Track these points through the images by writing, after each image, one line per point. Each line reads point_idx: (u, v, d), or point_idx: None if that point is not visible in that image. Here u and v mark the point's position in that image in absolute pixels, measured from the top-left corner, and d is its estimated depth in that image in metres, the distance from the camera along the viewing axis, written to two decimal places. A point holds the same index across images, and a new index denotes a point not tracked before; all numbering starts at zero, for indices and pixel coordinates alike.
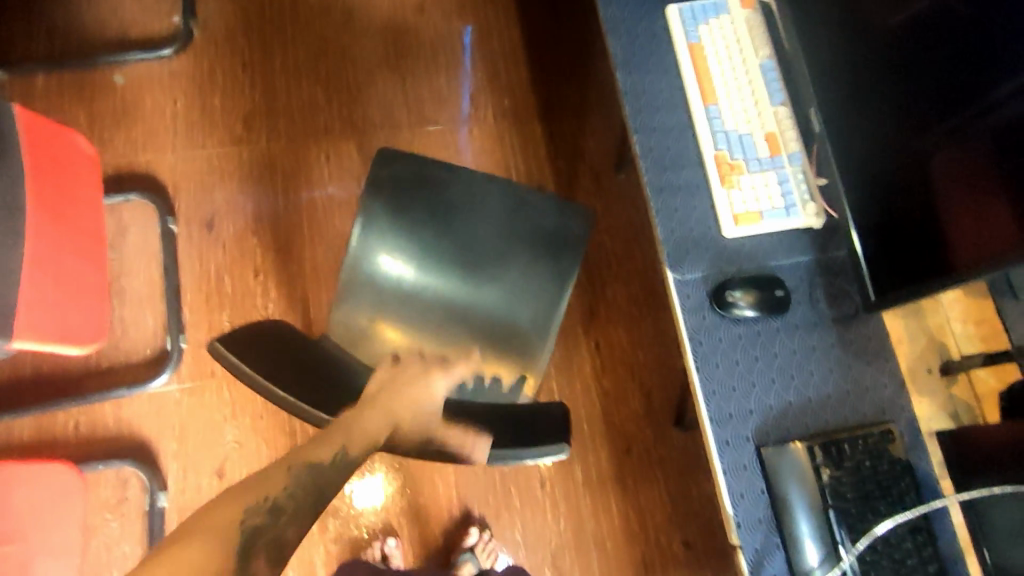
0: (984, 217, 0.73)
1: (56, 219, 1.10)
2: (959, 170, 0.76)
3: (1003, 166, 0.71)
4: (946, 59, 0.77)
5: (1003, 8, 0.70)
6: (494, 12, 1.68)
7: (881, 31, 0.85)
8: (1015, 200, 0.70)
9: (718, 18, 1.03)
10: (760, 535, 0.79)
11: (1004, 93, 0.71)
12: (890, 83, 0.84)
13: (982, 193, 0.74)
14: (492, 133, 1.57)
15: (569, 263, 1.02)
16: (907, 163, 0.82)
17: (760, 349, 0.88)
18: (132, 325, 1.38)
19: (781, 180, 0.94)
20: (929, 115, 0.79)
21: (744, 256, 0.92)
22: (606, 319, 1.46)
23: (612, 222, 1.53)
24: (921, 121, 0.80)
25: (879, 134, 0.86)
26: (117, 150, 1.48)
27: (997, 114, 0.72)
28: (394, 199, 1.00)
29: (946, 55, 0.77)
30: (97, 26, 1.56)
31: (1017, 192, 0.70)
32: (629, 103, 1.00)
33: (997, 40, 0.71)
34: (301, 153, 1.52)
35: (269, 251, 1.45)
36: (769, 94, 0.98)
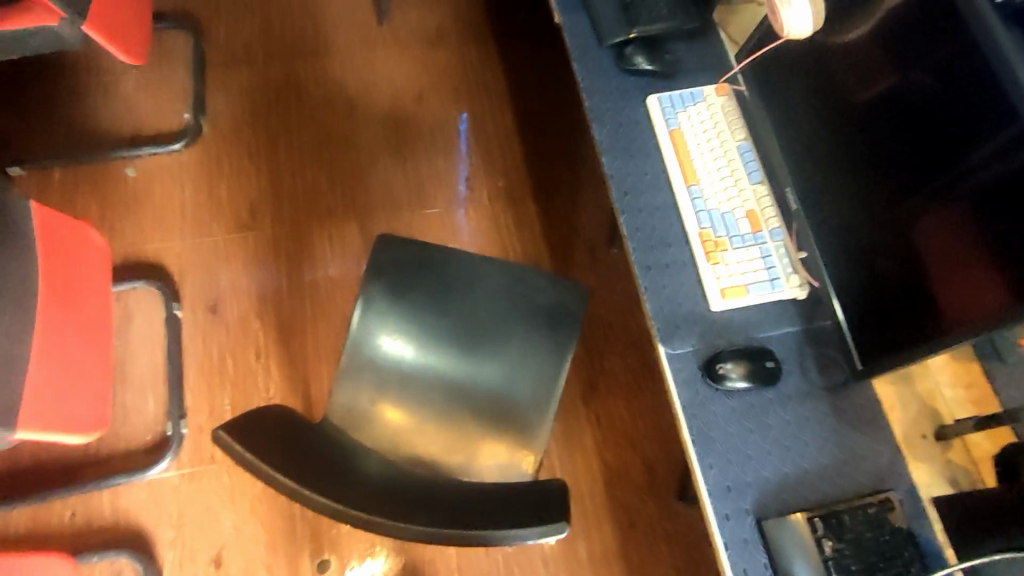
0: (972, 277, 0.74)
1: (65, 309, 1.13)
2: (941, 232, 0.78)
3: (986, 227, 0.73)
4: (918, 127, 0.80)
5: (973, 79, 0.73)
6: (488, 99, 1.76)
7: (854, 104, 0.89)
8: (1001, 259, 0.71)
9: (695, 105, 1.10)
10: None
11: (978, 157, 0.73)
12: (865, 152, 0.87)
13: (968, 254, 0.74)
14: (489, 213, 1.63)
15: (565, 336, 1.05)
16: (889, 229, 0.85)
17: (754, 420, 0.89)
18: (134, 411, 1.39)
19: (764, 255, 0.99)
20: (908, 181, 0.82)
21: (734, 329, 0.95)
22: (606, 392, 1.47)
23: (607, 296, 1.57)
24: (900, 186, 0.83)
25: (863, 203, 0.88)
26: (127, 238, 1.53)
27: (974, 177, 0.74)
28: (394, 282, 1.03)
29: (917, 122, 0.80)
30: (110, 120, 1.63)
31: (1002, 251, 0.71)
32: (615, 186, 1.05)
33: (967, 108, 0.74)
34: (304, 237, 1.57)
35: (272, 333, 1.48)
36: (748, 173, 1.04)
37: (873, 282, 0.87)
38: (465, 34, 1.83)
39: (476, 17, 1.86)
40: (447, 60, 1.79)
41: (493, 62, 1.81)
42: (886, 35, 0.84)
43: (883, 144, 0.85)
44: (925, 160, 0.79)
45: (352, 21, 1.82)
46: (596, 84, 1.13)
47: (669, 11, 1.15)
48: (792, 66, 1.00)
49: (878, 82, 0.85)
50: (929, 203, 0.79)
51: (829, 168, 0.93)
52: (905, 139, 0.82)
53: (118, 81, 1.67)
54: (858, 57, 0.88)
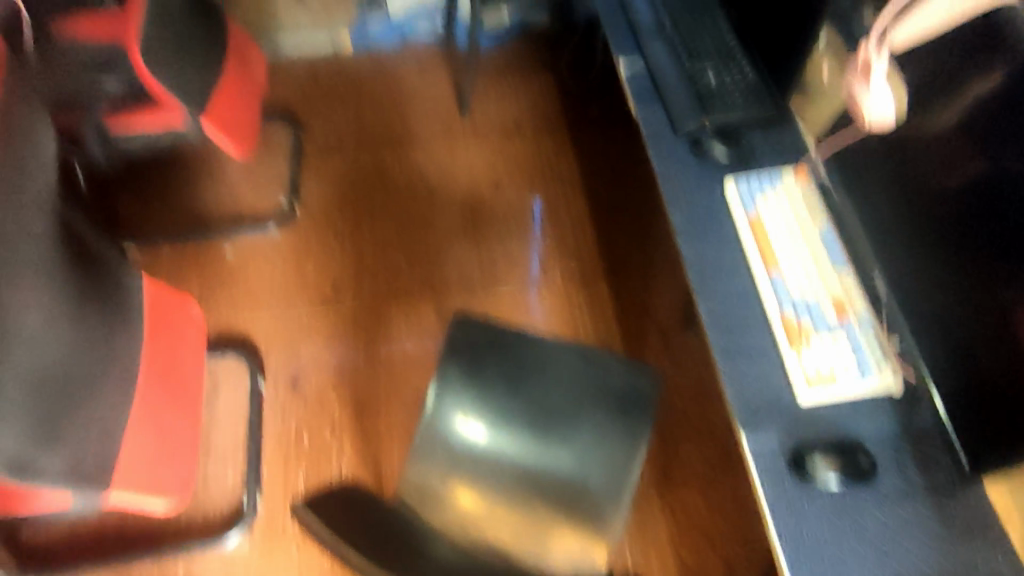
0: None
1: (163, 379, 1.21)
2: None
3: None
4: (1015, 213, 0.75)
5: None
6: (562, 185, 1.82)
7: (942, 188, 0.85)
8: None
9: (773, 192, 1.10)
10: None
11: None
12: (959, 238, 0.83)
13: None
14: (561, 294, 1.65)
15: (640, 423, 1.01)
16: (989, 319, 0.79)
17: (848, 521, 0.84)
18: (214, 480, 1.43)
19: (853, 343, 0.95)
20: (1008, 270, 0.76)
21: (821, 420, 0.91)
22: (681, 483, 1.41)
23: (681, 380, 1.53)
24: (999, 275, 0.77)
25: (963, 293, 0.83)
26: (220, 313, 1.63)
27: None
28: (468, 363, 1.04)
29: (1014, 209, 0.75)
30: (214, 203, 1.77)
31: None
32: (692, 270, 1.05)
33: None
34: (382, 314, 1.63)
35: (347, 408, 1.51)
36: (832, 259, 1.03)
37: (977, 376, 0.81)
38: (542, 124, 1.92)
39: (553, 108, 1.95)
40: (524, 149, 1.88)
41: (568, 150, 1.88)
42: (975, 119, 0.80)
43: (976, 231, 0.80)
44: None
45: (436, 114, 1.94)
46: (672, 170, 1.15)
47: (744, 102, 1.19)
48: (872, 149, 0.97)
49: (968, 167, 0.81)
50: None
51: (923, 255, 0.88)
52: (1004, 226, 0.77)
53: (224, 167, 1.82)
54: (945, 141, 0.85)
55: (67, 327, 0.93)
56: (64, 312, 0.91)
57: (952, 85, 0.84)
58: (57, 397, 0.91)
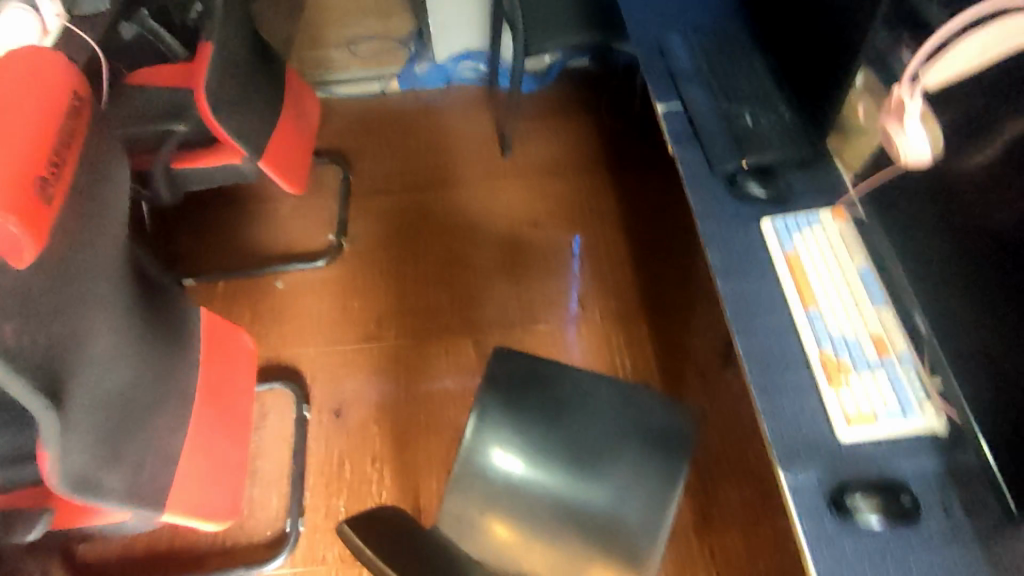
0: None
1: (218, 405, 1.27)
2: None
3: None
4: None
5: None
6: (601, 224, 1.85)
7: (987, 227, 0.82)
8: None
9: (811, 231, 1.11)
10: None
11: None
12: (996, 278, 0.81)
13: None
14: (600, 332, 1.67)
15: (678, 459, 1.02)
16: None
17: (891, 562, 0.83)
18: (259, 506, 1.47)
19: (894, 381, 0.94)
20: None
21: (863, 460, 0.90)
22: (721, 525, 1.41)
23: (720, 421, 1.52)
24: None
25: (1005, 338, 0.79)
26: (270, 344, 1.69)
27: None
28: (507, 394, 1.06)
29: None
30: (268, 240, 1.85)
31: None
32: (731, 307, 1.06)
33: None
34: (424, 350, 1.67)
35: (388, 439, 1.55)
36: (871, 296, 1.03)
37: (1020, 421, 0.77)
38: (581, 165, 1.97)
39: (592, 150, 2.00)
40: (563, 189, 1.92)
41: (606, 190, 1.92)
42: (1008, 159, 0.78)
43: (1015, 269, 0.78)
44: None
45: (479, 156, 2.01)
46: (710, 209, 1.17)
47: (779, 142, 1.20)
48: (913, 188, 0.96)
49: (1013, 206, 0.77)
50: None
51: (964, 295, 0.86)
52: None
53: (278, 206, 1.91)
54: (990, 179, 0.81)
55: (131, 353, 0.98)
56: (128, 338, 0.97)
57: (983, 127, 0.82)
58: (121, 420, 0.96)
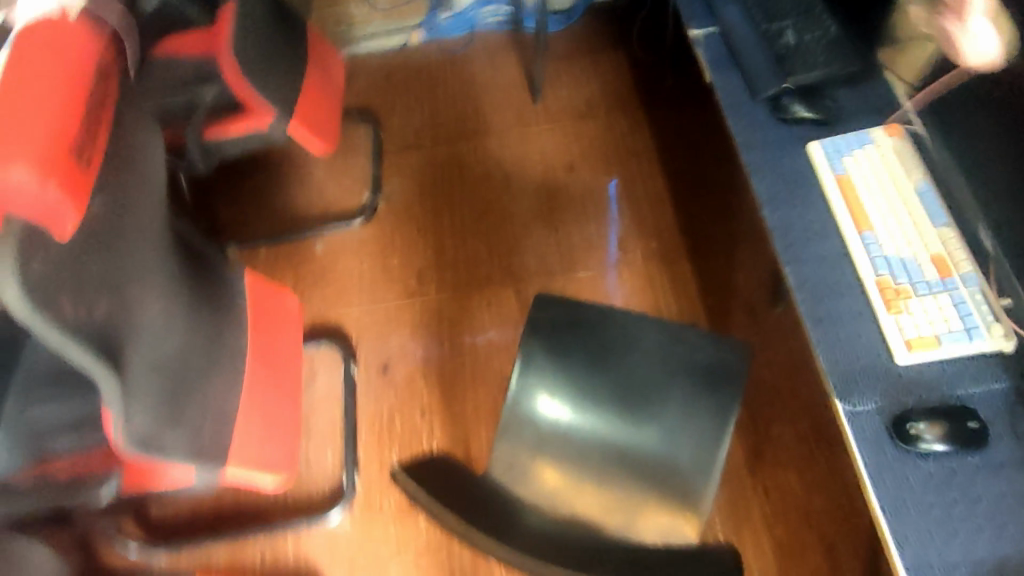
0: None
1: (268, 365, 1.30)
2: None
3: None
4: None
5: None
6: (638, 163, 1.80)
7: None
8: None
9: (863, 149, 1.05)
10: None
11: None
12: None
13: None
14: (643, 275, 1.64)
15: (729, 398, 0.99)
16: None
17: (959, 490, 0.80)
18: (316, 462, 1.52)
19: (957, 303, 0.89)
20: None
21: (926, 385, 0.87)
22: (774, 462, 1.39)
23: (771, 358, 1.49)
24: None
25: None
26: (314, 306, 1.71)
27: None
28: (551, 340, 1.04)
29: None
30: (304, 204, 1.86)
31: None
32: (778, 237, 1.01)
33: None
34: (466, 304, 1.67)
35: (436, 392, 1.57)
36: (930, 214, 0.97)
37: None
38: (615, 103, 1.90)
39: (626, 88, 1.93)
40: (598, 132, 1.86)
41: (642, 128, 1.85)
42: None
43: None
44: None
45: (508, 102, 1.96)
46: (752, 137, 1.11)
47: (825, 57, 1.12)
48: (975, 95, 0.89)
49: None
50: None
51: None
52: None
53: (312, 169, 1.91)
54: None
55: (181, 319, 1.01)
56: (177, 304, 0.99)
57: None
58: (177, 383, 0.99)
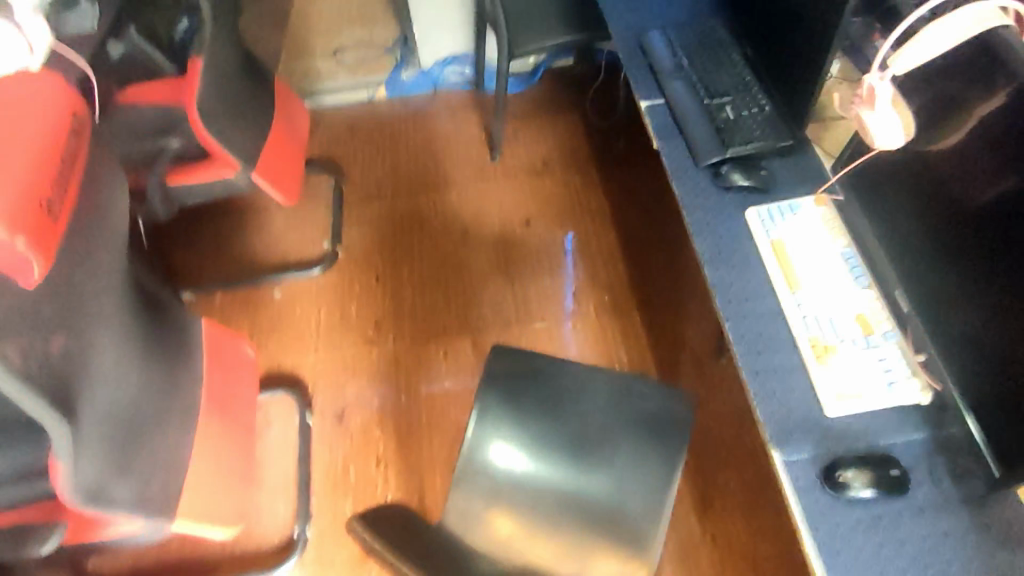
0: None
1: (220, 413, 1.29)
2: None
3: None
4: None
5: None
6: (591, 219, 1.88)
7: (972, 210, 0.85)
8: None
9: (794, 217, 1.14)
10: None
11: None
12: (981, 257, 0.84)
13: None
14: (597, 327, 1.69)
15: (675, 448, 1.04)
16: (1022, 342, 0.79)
17: (884, 533, 0.86)
18: (266, 513, 1.49)
19: (879, 359, 0.98)
20: None
21: (853, 435, 0.94)
22: (721, 509, 1.44)
23: (716, 408, 1.56)
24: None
25: (993, 308, 0.83)
26: (270, 353, 1.71)
27: None
28: (507, 389, 1.07)
29: None
30: (263, 251, 1.87)
31: None
32: (719, 295, 1.09)
33: None
34: (423, 353, 1.69)
35: (392, 441, 1.57)
36: (853, 277, 1.06)
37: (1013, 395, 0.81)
38: (570, 162, 2.00)
39: (582, 149, 2.03)
40: (553, 188, 1.95)
41: (596, 186, 1.95)
42: (976, 136, 0.83)
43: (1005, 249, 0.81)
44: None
45: (468, 158, 2.03)
46: (695, 201, 1.20)
47: (761, 130, 1.22)
48: (891, 174, 0.99)
49: (997, 185, 0.81)
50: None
51: (949, 271, 0.90)
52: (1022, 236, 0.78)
53: (273, 217, 1.93)
54: (966, 161, 0.85)
55: (135, 367, 1.00)
56: (132, 354, 0.99)
57: (955, 106, 0.86)
58: (128, 431, 0.98)
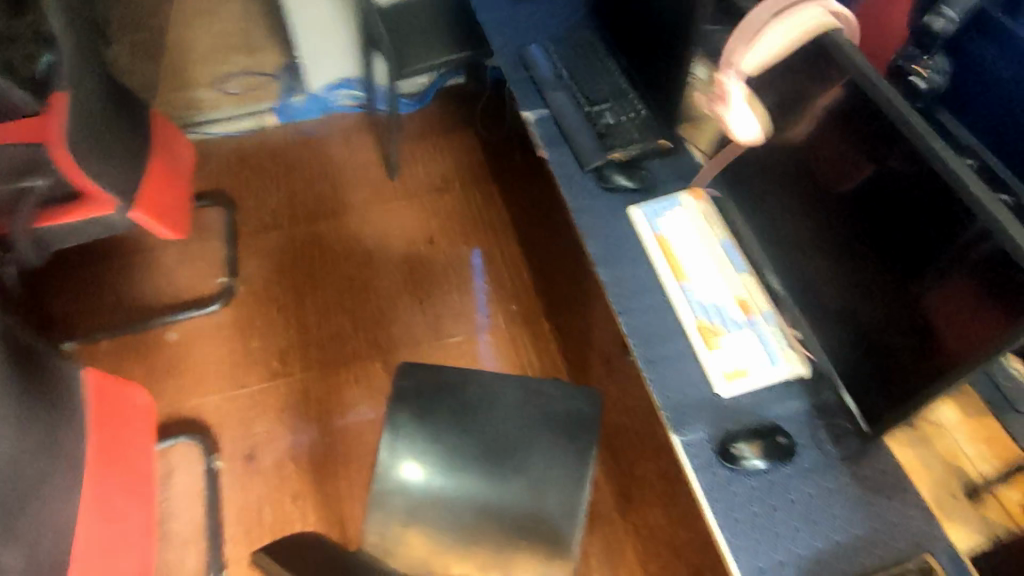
0: (972, 325, 0.75)
1: (114, 467, 1.20)
2: (946, 306, 0.78)
3: (992, 291, 0.73)
4: (893, 211, 0.84)
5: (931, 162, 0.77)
6: (494, 232, 1.91)
7: (831, 194, 0.93)
8: (1004, 318, 0.72)
9: (675, 212, 1.20)
10: None
11: (970, 235, 0.75)
12: (842, 236, 0.92)
13: (970, 316, 0.76)
14: (508, 337, 1.72)
15: (587, 444, 1.07)
16: (884, 311, 0.87)
17: (778, 498, 0.92)
18: (176, 567, 1.41)
19: (760, 337, 1.05)
20: (893, 262, 0.85)
21: (741, 410, 1.00)
22: (640, 500, 1.48)
23: (626, 403, 1.61)
24: (887, 270, 0.86)
25: (857, 280, 0.91)
26: (168, 397, 1.62)
27: (963, 258, 0.76)
28: (418, 406, 1.08)
29: (892, 209, 0.84)
30: (153, 292, 1.77)
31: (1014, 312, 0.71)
32: (612, 292, 1.14)
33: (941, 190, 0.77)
34: (334, 381, 1.65)
35: (308, 474, 1.52)
36: (733, 264, 1.12)
37: (880, 358, 0.89)
38: (469, 178, 2.02)
39: (479, 165, 2.05)
40: (454, 206, 1.96)
41: (496, 200, 1.98)
42: (829, 123, 0.91)
43: (863, 228, 0.89)
44: (907, 248, 0.83)
45: (366, 180, 2.02)
46: (584, 205, 1.25)
47: (639, 134, 1.29)
48: (756, 166, 1.07)
49: (849, 168, 0.89)
50: (924, 287, 0.81)
51: (818, 248, 0.97)
52: (877, 212, 0.86)
53: (161, 256, 1.83)
54: (822, 146, 0.93)
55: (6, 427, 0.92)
56: None
57: (802, 100, 0.95)
58: None
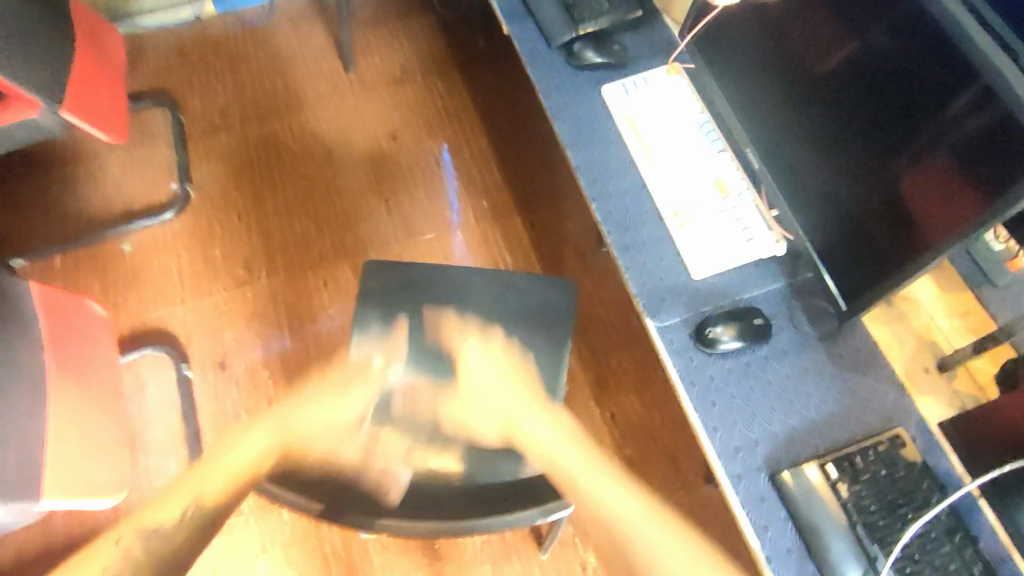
0: (952, 201, 0.73)
1: (77, 380, 1.16)
2: (927, 183, 0.75)
3: (976, 167, 0.70)
4: (880, 84, 0.79)
5: (926, 30, 0.72)
6: (460, 123, 1.81)
7: (817, 67, 0.87)
8: (984, 192, 0.69)
9: (651, 87, 1.13)
10: (791, 534, 0.84)
11: (959, 108, 0.70)
12: (827, 112, 0.87)
13: (952, 192, 0.73)
14: (480, 233, 1.67)
15: (560, 333, 1.05)
16: (867, 190, 0.84)
17: (753, 379, 0.93)
18: (159, 476, 1.41)
19: (738, 216, 1.01)
20: (877, 138, 0.81)
21: (718, 293, 0.99)
22: (617, 389, 1.50)
23: (602, 295, 1.59)
24: (871, 148, 0.82)
25: (838, 161, 0.87)
26: (130, 311, 1.56)
27: (951, 133, 0.72)
28: (387, 304, 1.06)
29: (879, 82, 0.79)
30: (101, 202, 1.66)
31: (996, 186, 0.68)
32: (584, 176, 1.08)
33: (934, 61, 0.72)
34: (302, 286, 1.60)
35: (283, 380, 1.51)
36: (710, 142, 1.07)
37: (858, 238, 0.86)
38: (429, 66, 1.89)
39: (440, 51, 1.92)
40: (417, 97, 1.84)
41: (460, 89, 1.86)
42: None
43: (848, 102, 0.83)
44: (891, 124, 0.78)
45: (320, 71, 1.88)
46: (551, 85, 1.16)
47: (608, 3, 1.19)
48: (738, 35, 1.00)
49: (837, 38, 0.83)
50: (915, 166, 0.77)
51: (795, 130, 0.92)
52: (864, 86, 0.81)
53: (104, 163, 1.71)
54: (806, 19, 0.87)
55: None
56: None
57: None
58: None
